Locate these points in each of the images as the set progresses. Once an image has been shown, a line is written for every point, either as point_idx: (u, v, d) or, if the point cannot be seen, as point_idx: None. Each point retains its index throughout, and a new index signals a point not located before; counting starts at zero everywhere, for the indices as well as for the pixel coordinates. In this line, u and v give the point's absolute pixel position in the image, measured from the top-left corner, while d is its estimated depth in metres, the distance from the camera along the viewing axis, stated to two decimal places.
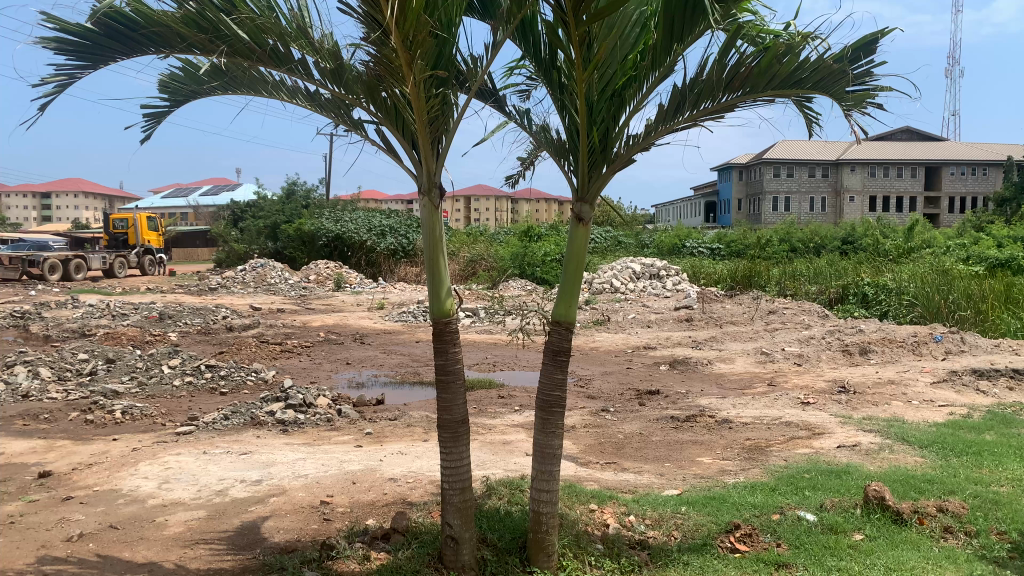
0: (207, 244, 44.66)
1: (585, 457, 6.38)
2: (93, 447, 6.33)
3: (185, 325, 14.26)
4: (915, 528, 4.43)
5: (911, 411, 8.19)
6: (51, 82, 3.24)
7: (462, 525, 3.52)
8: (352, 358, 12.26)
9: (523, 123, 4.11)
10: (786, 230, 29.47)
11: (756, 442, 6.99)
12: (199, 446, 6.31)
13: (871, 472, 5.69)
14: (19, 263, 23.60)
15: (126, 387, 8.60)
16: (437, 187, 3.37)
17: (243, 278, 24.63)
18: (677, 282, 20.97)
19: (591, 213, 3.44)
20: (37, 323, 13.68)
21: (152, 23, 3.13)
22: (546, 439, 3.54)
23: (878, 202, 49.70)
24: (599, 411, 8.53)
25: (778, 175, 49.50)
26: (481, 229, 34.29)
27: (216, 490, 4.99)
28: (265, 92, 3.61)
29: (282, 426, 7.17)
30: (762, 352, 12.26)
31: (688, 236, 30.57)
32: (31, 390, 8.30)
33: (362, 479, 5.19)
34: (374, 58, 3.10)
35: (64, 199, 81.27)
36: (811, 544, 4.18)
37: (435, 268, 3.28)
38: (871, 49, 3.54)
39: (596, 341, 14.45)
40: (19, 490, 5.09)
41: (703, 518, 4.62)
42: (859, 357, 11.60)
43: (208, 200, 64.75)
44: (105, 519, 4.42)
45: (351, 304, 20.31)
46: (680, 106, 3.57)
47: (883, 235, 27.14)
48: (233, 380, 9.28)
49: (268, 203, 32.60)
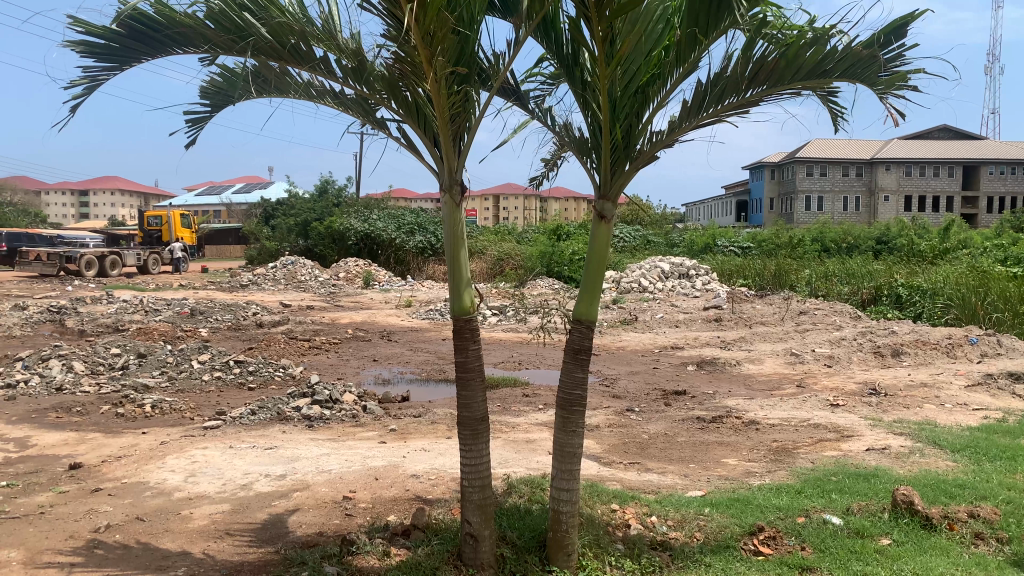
0: (240, 241, 45.36)
1: (608, 457, 6.36)
2: (123, 440, 6.43)
3: (217, 321, 14.46)
4: (945, 533, 4.35)
5: (943, 414, 8.05)
6: (80, 84, 3.29)
7: (481, 522, 3.52)
8: (379, 355, 12.33)
9: (545, 121, 4.09)
10: (819, 229, 29.09)
11: (783, 444, 6.90)
12: (225, 440, 6.39)
13: (900, 476, 5.59)
14: (57, 259, 24.10)
15: (157, 381, 8.75)
16: (459, 184, 3.36)
17: (273, 275, 24.89)
18: (706, 281, 20.80)
19: (614, 210, 3.40)
20: (73, 317, 13.98)
21: (175, 25, 3.16)
22: (567, 437, 3.51)
23: (913, 202, 48.80)
24: (624, 411, 8.50)
25: (812, 174, 49.00)
26: (510, 226, 34.45)
27: (241, 484, 5.04)
28: (294, 93, 3.65)
29: (308, 422, 7.24)
30: (791, 354, 12.11)
31: (720, 235, 30.39)
32: (65, 384, 8.48)
33: (385, 476, 5.20)
34: (397, 57, 3.13)
35: (101, 196, 83.15)
36: (836, 548, 4.12)
37: (456, 266, 3.28)
38: (902, 33, 3.45)
39: (623, 340, 14.39)
40: (51, 481, 5.19)
41: (727, 520, 4.57)
42: (891, 359, 11.44)
43: (241, 198, 65.61)
44: (133, 511, 4.48)
45: (380, 302, 20.46)
46: (703, 103, 3.54)
47: (920, 235, 26.72)
48: (261, 376, 9.39)
49: (299, 201, 32.90)
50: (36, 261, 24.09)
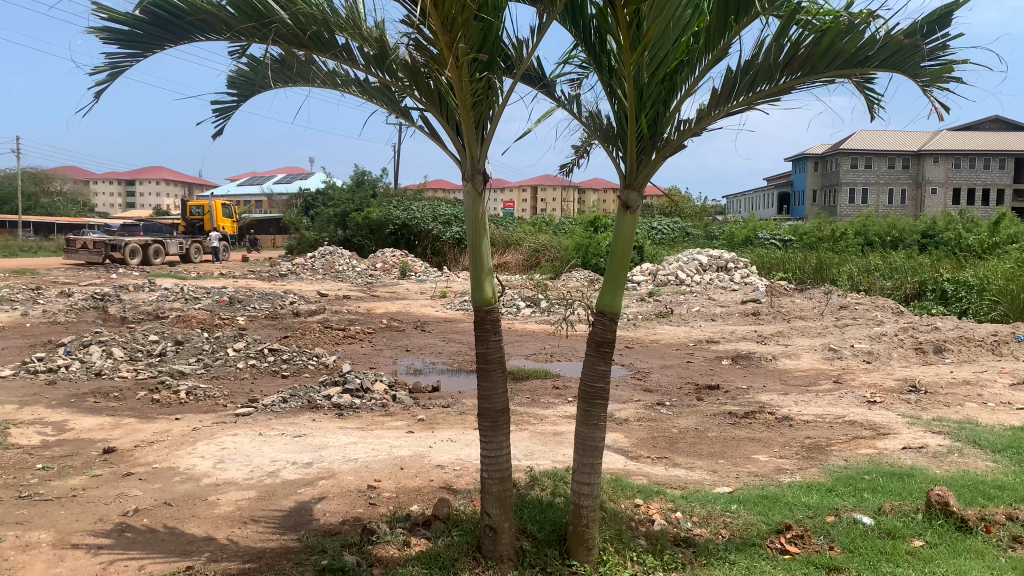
0: (280, 231, 45.97)
1: (636, 451, 6.30)
2: (156, 425, 6.56)
3: (254, 309, 14.69)
4: (981, 536, 4.21)
5: (985, 413, 7.82)
6: (103, 71, 3.32)
7: (501, 515, 3.51)
8: (412, 345, 12.39)
9: (572, 110, 4.04)
10: (863, 223, 28.49)
11: (817, 441, 6.77)
12: (255, 427, 6.47)
13: (936, 475, 5.45)
14: (103, 247, 24.66)
15: (192, 368, 8.90)
16: (481, 174, 3.34)
17: (312, 265, 25.17)
18: (745, 274, 20.52)
19: (639, 201, 3.34)
20: (116, 304, 14.29)
21: (197, 10, 3.18)
22: (588, 431, 3.47)
23: (962, 195, 47.54)
24: (654, 404, 8.43)
25: (856, 165, 48.06)
26: (547, 217, 34.34)
27: (268, 471, 5.10)
28: (318, 82, 3.65)
29: (338, 410, 7.30)
30: (830, 349, 11.88)
31: (760, 228, 29.96)
32: (104, 369, 8.67)
33: (409, 465, 5.22)
34: (418, 44, 3.10)
35: (148, 186, 84.95)
36: (866, 549, 4.02)
37: (477, 255, 3.25)
38: (947, 22, 3.33)
39: (657, 333, 14.27)
40: (84, 465, 5.30)
41: (754, 517, 4.49)
42: (934, 355, 11.16)
43: (282, 188, 66.42)
44: (161, 496, 4.55)
45: (415, 292, 20.57)
46: (733, 91, 3.46)
47: (968, 229, 26.01)
48: (295, 364, 9.50)
49: (337, 192, 33.19)
50: (83, 249, 24.69)
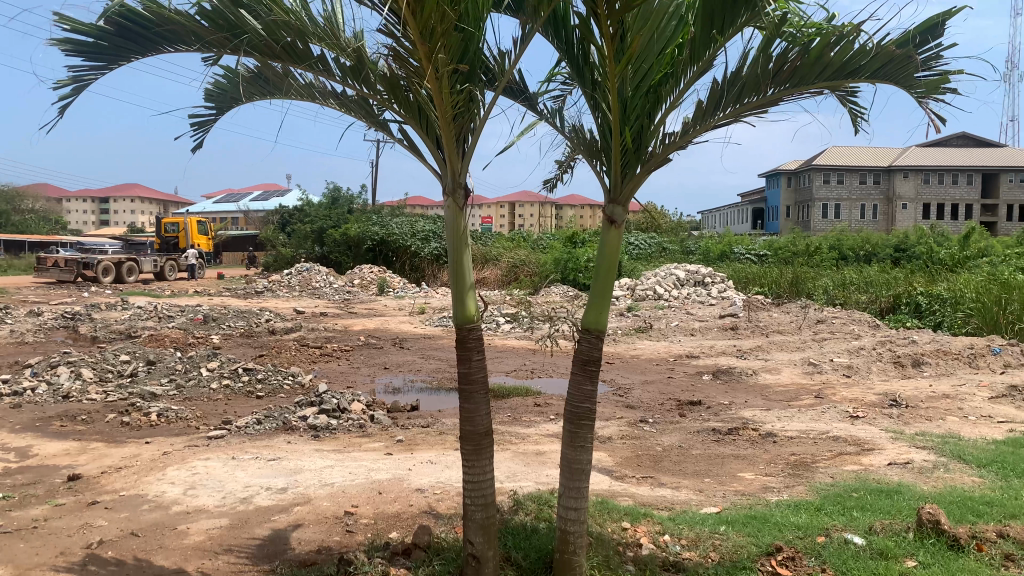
0: (256, 247, 45.53)
1: (620, 470, 6.18)
2: (125, 450, 6.33)
3: (229, 327, 14.43)
4: (974, 554, 4.13)
5: (967, 427, 7.79)
6: (67, 84, 3.17)
7: (485, 543, 3.36)
8: (390, 363, 12.21)
9: (555, 124, 3.95)
10: (837, 237, 28.75)
11: (801, 457, 6.69)
12: (228, 451, 6.26)
13: (924, 492, 5.38)
14: (74, 264, 24.20)
15: (164, 389, 8.66)
16: (462, 188, 3.23)
17: (288, 281, 24.88)
18: (723, 289, 20.56)
19: (625, 215, 3.24)
20: (85, 324, 13.96)
21: (165, 21, 3.05)
22: (575, 453, 3.34)
23: (932, 210, 48.26)
24: (636, 421, 8.31)
25: (829, 181, 48.65)
26: (525, 233, 34.30)
27: (240, 498, 4.91)
28: (294, 95, 3.53)
29: (314, 432, 7.10)
30: (809, 363, 11.87)
31: (736, 243, 30.12)
32: (72, 390, 8.41)
33: (388, 490, 5.05)
34: (396, 54, 2.98)
35: (121, 203, 83.97)
36: (859, 571, 3.92)
37: (457, 271, 3.12)
38: (938, 32, 3.27)
39: (636, 348, 14.20)
40: (47, 493, 5.08)
41: (743, 539, 4.37)
42: (912, 369, 11.17)
43: (258, 204, 65.95)
44: (127, 526, 4.35)
45: (393, 309, 20.36)
46: (720, 103, 3.38)
47: (939, 242, 26.32)
48: (270, 384, 9.29)
49: (314, 208, 32.94)
50: (53, 267, 24.20)
